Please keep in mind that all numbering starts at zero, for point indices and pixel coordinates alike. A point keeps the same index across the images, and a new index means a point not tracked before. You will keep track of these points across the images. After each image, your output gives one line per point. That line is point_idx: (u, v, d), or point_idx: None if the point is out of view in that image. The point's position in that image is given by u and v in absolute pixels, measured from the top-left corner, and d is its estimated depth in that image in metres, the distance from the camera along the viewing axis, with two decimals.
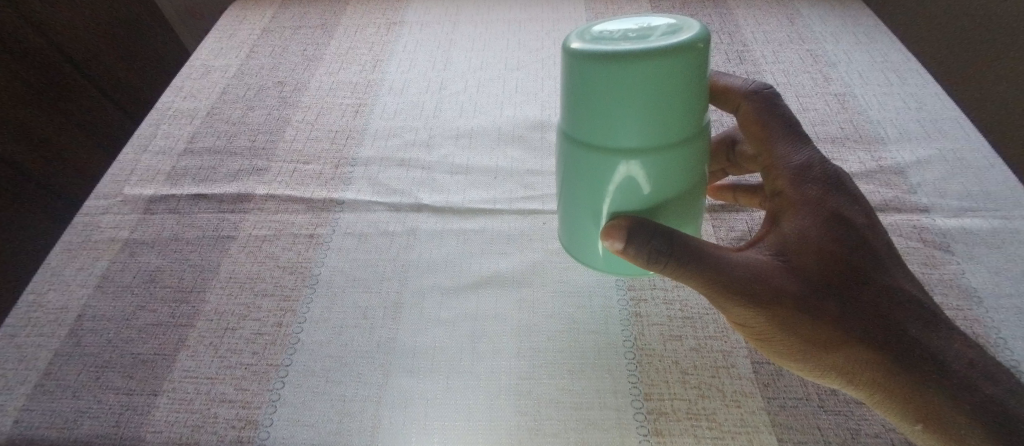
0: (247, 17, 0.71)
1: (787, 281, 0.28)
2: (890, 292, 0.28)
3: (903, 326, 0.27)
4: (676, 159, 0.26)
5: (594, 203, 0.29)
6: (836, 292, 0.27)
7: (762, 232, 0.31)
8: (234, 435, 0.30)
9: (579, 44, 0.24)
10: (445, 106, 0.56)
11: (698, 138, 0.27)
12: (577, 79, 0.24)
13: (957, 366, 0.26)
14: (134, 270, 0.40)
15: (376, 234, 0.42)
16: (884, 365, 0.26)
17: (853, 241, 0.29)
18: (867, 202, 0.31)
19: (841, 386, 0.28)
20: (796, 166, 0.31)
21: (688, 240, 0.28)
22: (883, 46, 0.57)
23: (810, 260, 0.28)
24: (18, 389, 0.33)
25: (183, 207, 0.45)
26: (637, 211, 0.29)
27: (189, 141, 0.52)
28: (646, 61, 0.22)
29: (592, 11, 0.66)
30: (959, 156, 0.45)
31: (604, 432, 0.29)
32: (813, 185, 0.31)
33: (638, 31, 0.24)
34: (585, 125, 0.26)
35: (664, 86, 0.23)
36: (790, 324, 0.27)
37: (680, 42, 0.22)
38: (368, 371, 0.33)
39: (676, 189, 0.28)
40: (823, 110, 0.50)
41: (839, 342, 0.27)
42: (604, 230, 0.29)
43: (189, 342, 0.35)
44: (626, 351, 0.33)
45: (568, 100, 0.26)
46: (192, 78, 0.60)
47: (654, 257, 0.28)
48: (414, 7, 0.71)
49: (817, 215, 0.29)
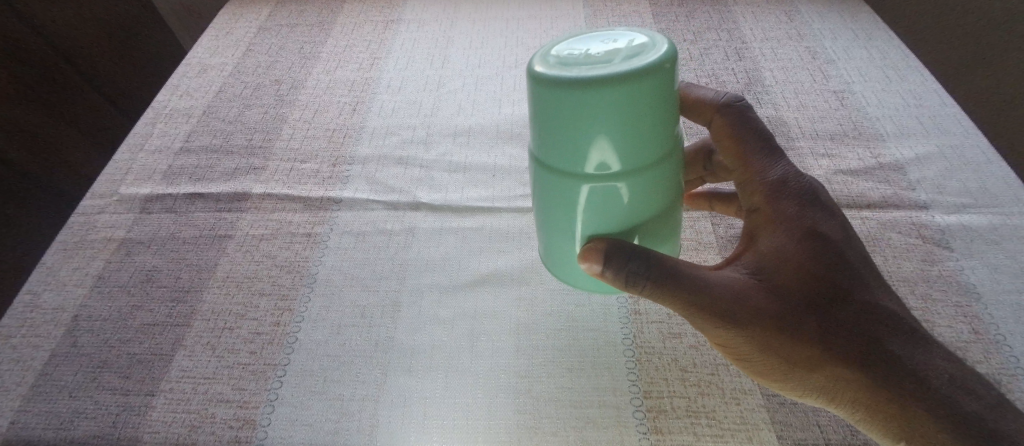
0: (243, 15, 0.71)
1: (764, 301, 0.28)
2: (870, 309, 0.28)
3: (884, 343, 0.27)
4: (651, 180, 0.26)
5: (572, 226, 0.29)
6: (816, 310, 0.27)
7: (740, 250, 0.31)
8: (232, 435, 0.30)
9: (544, 70, 0.23)
10: (443, 104, 0.55)
11: (672, 155, 0.27)
12: (545, 105, 0.23)
13: (938, 384, 0.25)
14: (131, 270, 0.40)
15: (375, 232, 0.42)
16: (864, 382, 0.26)
17: (832, 257, 0.29)
18: (842, 215, 0.31)
19: (823, 404, 0.28)
20: (772, 181, 0.31)
21: (666, 262, 0.28)
22: (881, 43, 0.57)
23: (788, 279, 0.28)
24: (13, 391, 0.33)
25: (180, 206, 0.45)
26: (616, 232, 0.29)
27: (185, 140, 0.51)
28: (617, 86, 0.22)
29: (590, 8, 0.66)
30: (958, 153, 0.45)
31: (603, 430, 0.29)
32: (790, 201, 0.30)
33: (605, 52, 0.23)
34: (557, 151, 0.25)
35: (636, 110, 0.23)
36: (771, 344, 0.27)
37: (649, 64, 0.22)
38: (366, 370, 0.33)
39: (653, 208, 0.28)
40: (822, 107, 0.50)
41: (818, 361, 0.27)
42: (582, 252, 0.29)
43: (187, 341, 0.35)
44: (626, 348, 0.33)
45: (537, 126, 0.25)
46: (188, 76, 0.60)
47: (632, 279, 0.28)
48: (411, 5, 0.71)
49: (794, 232, 0.29)
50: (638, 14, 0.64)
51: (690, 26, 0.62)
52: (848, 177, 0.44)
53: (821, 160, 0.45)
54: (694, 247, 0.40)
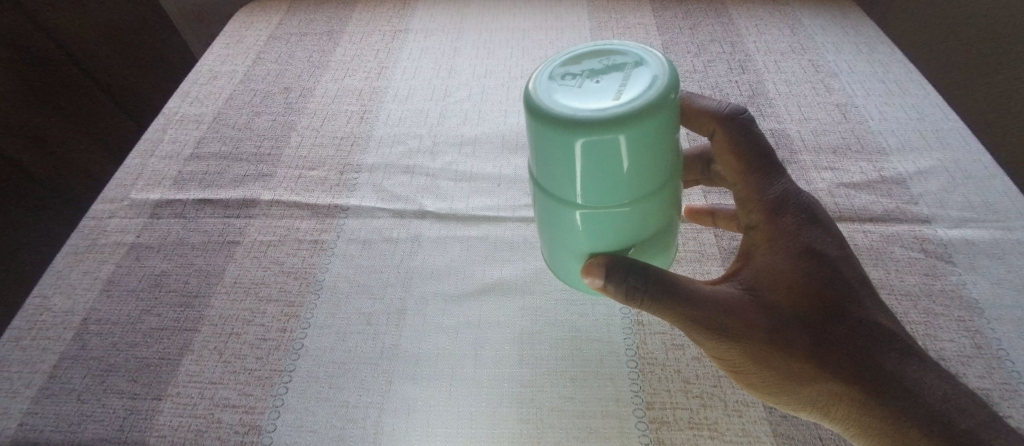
0: (254, 23, 0.72)
1: (760, 317, 0.28)
2: (866, 326, 0.28)
3: (878, 360, 0.27)
4: (653, 203, 0.27)
5: (575, 243, 0.30)
6: (812, 328, 0.27)
7: (738, 265, 0.31)
8: (238, 439, 0.30)
9: (547, 109, 0.23)
10: (449, 114, 0.56)
11: (673, 175, 0.27)
12: (550, 142, 0.23)
13: (931, 399, 0.25)
14: (140, 275, 0.40)
15: (380, 240, 0.43)
16: (859, 398, 0.26)
17: (828, 275, 0.29)
18: (840, 233, 0.31)
19: (818, 418, 0.28)
20: (772, 199, 0.31)
21: (666, 277, 0.28)
22: (884, 56, 0.58)
23: (784, 295, 0.28)
24: (23, 393, 0.33)
25: (189, 212, 0.45)
26: (619, 248, 0.29)
27: (195, 146, 0.52)
28: (626, 127, 0.22)
29: (595, 20, 0.67)
30: (960, 168, 0.45)
31: (605, 440, 0.29)
32: (788, 218, 0.31)
33: (611, 87, 0.23)
34: (561, 181, 0.25)
35: (644, 144, 0.23)
36: (768, 359, 0.27)
37: (656, 102, 0.22)
38: (370, 378, 0.33)
39: (656, 226, 0.29)
40: (824, 120, 0.51)
41: (812, 375, 0.27)
42: (584, 268, 0.30)
43: (194, 346, 0.35)
44: (628, 359, 0.33)
45: (540, 159, 0.25)
46: (199, 83, 0.61)
47: (632, 295, 0.28)
48: (419, 15, 0.72)
49: (791, 250, 0.30)
50: (643, 27, 0.64)
51: (695, 38, 0.62)
52: (850, 190, 0.44)
53: (824, 173, 0.46)
54: (697, 258, 0.40)
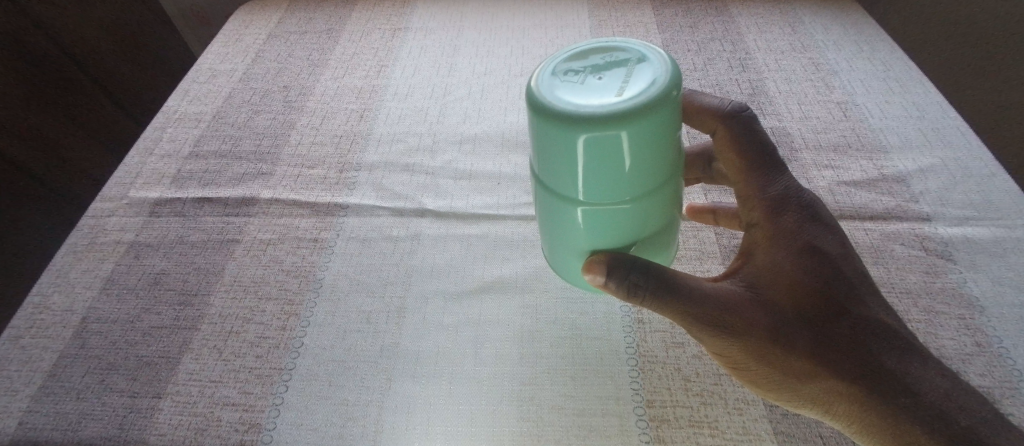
0: (253, 21, 0.72)
1: (761, 314, 0.28)
2: (867, 324, 0.28)
3: (879, 358, 0.27)
4: (654, 200, 0.27)
5: (575, 240, 0.29)
6: (813, 326, 0.27)
7: (738, 263, 0.31)
8: (238, 438, 0.30)
9: (549, 106, 0.23)
10: (449, 112, 0.56)
11: (674, 172, 0.27)
12: (551, 139, 0.23)
13: (931, 397, 0.25)
14: (139, 273, 0.40)
15: (380, 238, 0.43)
16: (859, 396, 0.26)
17: (828, 273, 0.29)
18: (841, 231, 0.31)
19: (818, 415, 0.28)
20: (773, 197, 0.31)
21: (667, 274, 0.28)
22: (884, 54, 0.58)
23: (785, 293, 0.28)
24: (23, 391, 0.33)
25: (189, 210, 0.45)
26: (619, 246, 0.29)
27: (194, 144, 0.52)
28: (627, 123, 0.22)
29: (595, 18, 0.66)
30: (961, 166, 0.45)
31: (605, 438, 0.29)
32: (789, 216, 0.31)
33: (613, 83, 0.23)
34: (562, 178, 0.25)
35: (646, 141, 0.23)
36: (768, 357, 0.27)
37: (658, 99, 0.22)
38: (370, 376, 0.33)
39: (656, 224, 0.29)
40: (825, 118, 0.51)
41: (813, 372, 0.27)
42: (584, 265, 0.30)
43: (194, 344, 0.35)
44: (628, 357, 0.33)
45: (541, 156, 0.25)
46: (198, 82, 0.61)
47: (633, 292, 0.28)
48: (418, 13, 0.72)
49: (791, 248, 0.30)
50: (643, 25, 0.64)
51: (695, 36, 0.62)
52: (851, 188, 0.44)
53: (824, 171, 0.46)
54: (697, 256, 0.40)
